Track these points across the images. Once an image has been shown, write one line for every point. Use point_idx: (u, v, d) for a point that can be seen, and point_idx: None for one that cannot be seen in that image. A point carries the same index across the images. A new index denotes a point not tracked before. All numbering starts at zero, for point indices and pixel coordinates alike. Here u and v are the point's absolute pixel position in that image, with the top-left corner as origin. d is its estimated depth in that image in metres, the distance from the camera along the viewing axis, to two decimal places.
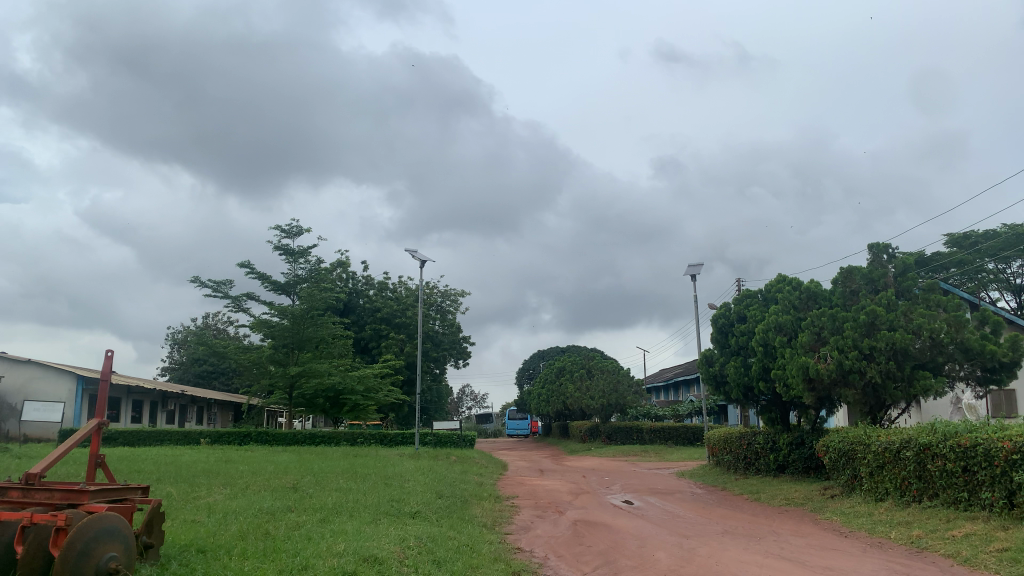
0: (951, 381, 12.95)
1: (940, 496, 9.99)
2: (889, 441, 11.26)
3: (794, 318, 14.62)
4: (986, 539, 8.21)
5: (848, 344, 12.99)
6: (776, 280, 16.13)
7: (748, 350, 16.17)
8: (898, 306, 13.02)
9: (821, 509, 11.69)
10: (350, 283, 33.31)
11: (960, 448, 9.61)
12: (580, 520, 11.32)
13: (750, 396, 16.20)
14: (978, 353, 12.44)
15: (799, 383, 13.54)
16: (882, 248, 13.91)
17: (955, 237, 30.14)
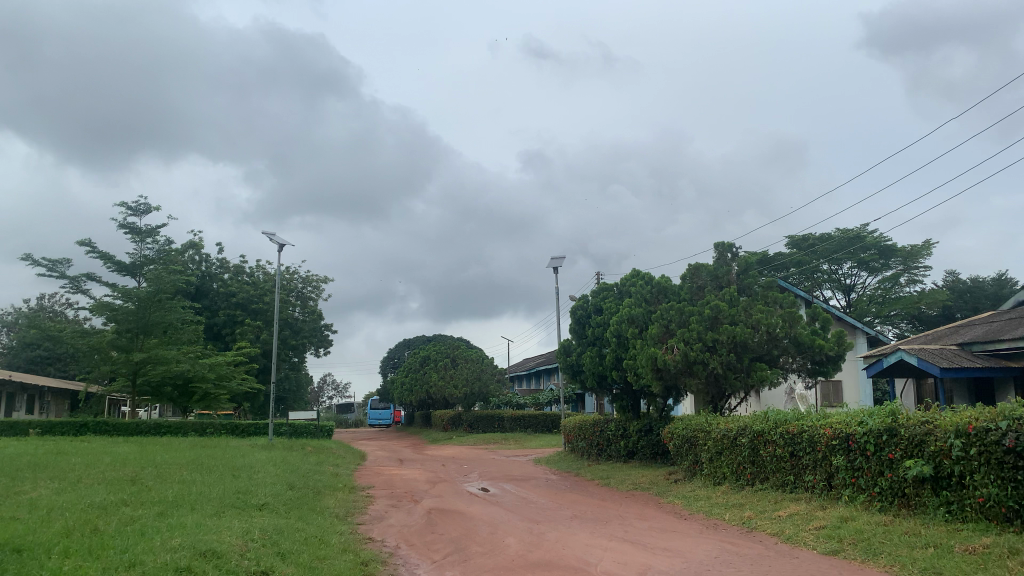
0: (785, 372, 13.97)
1: (770, 479, 10.73)
2: (727, 428, 11.98)
3: (645, 311, 15.22)
4: (807, 518, 8.89)
5: (694, 336, 13.61)
6: (630, 274, 16.71)
7: (603, 341, 16.70)
8: (740, 302, 13.84)
9: (665, 492, 12.29)
10: (203, 265, 31.70)
11: (789, 435, 10.35)
12: (435, 509, 11.33)
13: (604, 384, 16.77)
14: (809, 347, 13.49)
15: (648, 373, 14.07)
16: (727, 246, 14.73)
17: (796, 239, 32.29)
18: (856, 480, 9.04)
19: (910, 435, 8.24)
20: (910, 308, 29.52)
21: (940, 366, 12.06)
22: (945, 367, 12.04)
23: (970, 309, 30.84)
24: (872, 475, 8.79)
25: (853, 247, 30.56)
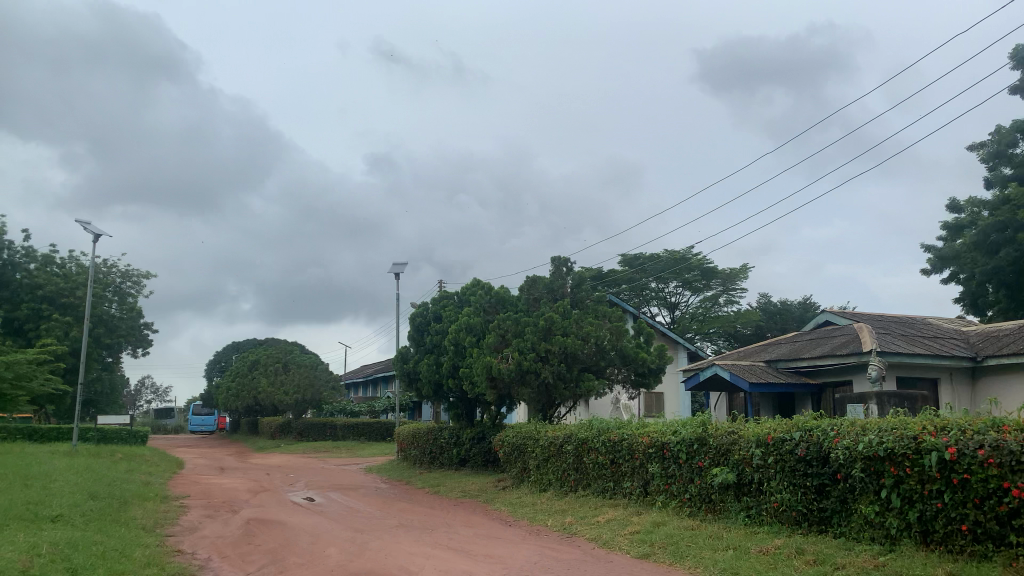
0: (611, 382, 14.66)
1: (591, 486, 11.14)
2: (554, 436, 12.31)
3: (483, 320, 15.37)
4: (623, 523, 9.28)
5: (527, 346, 13.88)
6: (470, 284, 16.87)
7: (440, 349, 16.71)
8: (572, 314, 14.33)
9: (492, 500, 12.45)
10: (4, 253, 28.73)
11: (610, 443, 10.79)
12: (254, 519, 10.84)
13: (439, 392, 16.78)
14: (633, 359, 14.31)
15: (482, 381, 14.19)
16: (563, 261, 15.20)
17: (628, 257, 33.84)
18: (669, 487, 9.56)
19: (717, 444, 8.80)
20: (727, 326, 31.78)
21: (749, 381, 13.03)
22: (753, 381, 13.03)
23: (778, 329, 33.63)
24: (682, 481, 9.33)
25: (679, 267, 32.50)
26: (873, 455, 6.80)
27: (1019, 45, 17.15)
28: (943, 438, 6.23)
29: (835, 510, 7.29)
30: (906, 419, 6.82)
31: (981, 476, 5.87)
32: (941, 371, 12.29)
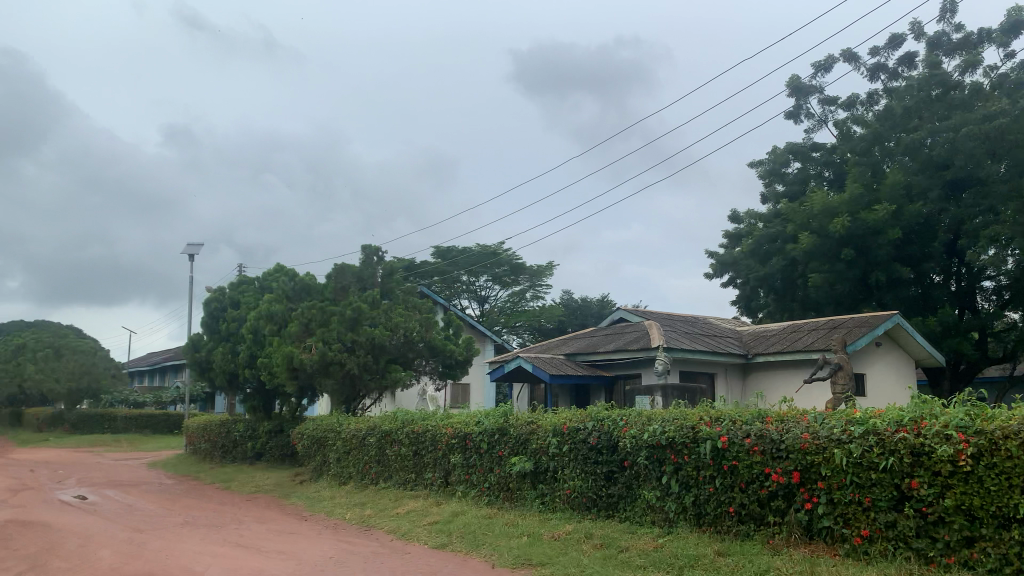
0: (417, 374, 14.67)
1: (392, 478, 11.07)
2: (356, 428, 12.08)
3: (286, 308, 14.76)
4: (422, 514, 9.29)
5: (332, 337, 13.50)
6: (273, 270, 16.15)
7: (238, 337, 15.85)
8: (381, 304, 14.15)
9: (289, 494, 12.00)
10: None
11: (413, 435, 10.76)
12: (11, 521, 9.69)
13: (235, 383, 15.93)
14: (440, 351, 14.46)
15: (283, 371, 13.61)
16: (374, 250, 14.96)
17: (439, 249, 33.96)
18: (469, 477, 9.70)
19: (517, 434, 9.04)
20: (532, 321, 32.85)
21: (550, 373, 13.51)
22: (553, 373, 13.54)
23: (579, 324, 35.26)
24: (482, 472, 9.50)
25: (489, 262, 33.11)
26: (656, 444, 7.28)
27: (794, 75, 19.10)
28: (716, 427, 6.80)
29: (621, 496, 7.73)
30: (687, 410, 7.37)
31: (747, 462, 6.47)
32: (719, 366, 13.44)
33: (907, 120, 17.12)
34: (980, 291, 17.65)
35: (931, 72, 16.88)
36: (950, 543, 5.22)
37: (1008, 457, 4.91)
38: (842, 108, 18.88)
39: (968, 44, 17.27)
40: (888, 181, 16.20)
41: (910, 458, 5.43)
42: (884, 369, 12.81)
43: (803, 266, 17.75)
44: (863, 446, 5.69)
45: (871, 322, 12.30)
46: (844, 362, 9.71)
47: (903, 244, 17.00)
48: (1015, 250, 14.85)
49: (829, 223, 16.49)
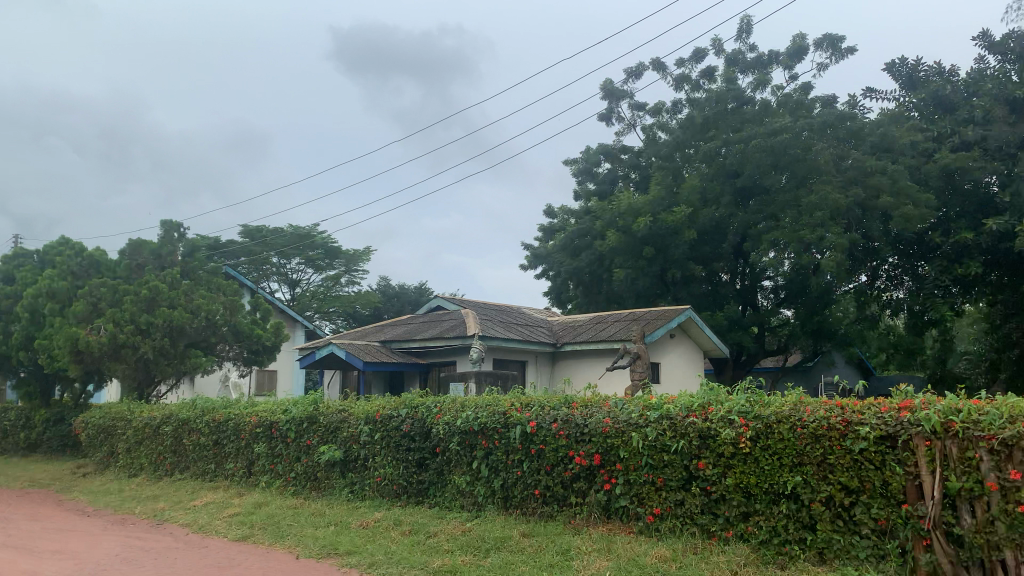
0: (220, 360, 13.91)
1: (190, 469, 10.43)
2: (150, 416, 11.24)
3: (70, 286, 13.42)
4: (222, 506, 8.82)
5: (124, 318, 12.45)
6: (56, 243, 14.63)
7: (10, 316, 14.21)
8: (182, 285, 13.26)
9: (69, 489, 10.95)
10: None
11: (214, 423, 10.19)
12: None
13: (6, 367, 14.28)
14: (247, 336, 13.82)
15: (64, 354, 12.36)
16: (175, 226, 13.97)
17: (249, 229, 32.32)
18: (275, 466, 9.35)
19: (326, 422, 8.82)
20: (346, 306, 32.17)
21: (364, 360, 13.31)
22: (367, 360, 13.34)
23: (394, 312, 35.01)
24: (289, 461, 9.19)
25: (302, 245, 31.99)
26: (468, 430, 7.39)
27: (608, 79, 20.02)
28: (526, 413, 7.01)
29: (432, 481, 7.78)
30: (497, 397, 7.54)
31: (553, 446, 6.73)
32: (530, 355, 13.85)
33: (705, 130, 18.42)
34: (760, 290, 19.49)
35: (728, 87, 18.34)
36: (729, 517, 5.73)
37: (779, 439, 5.46)
38: (650, 114, 20.06)
39: (759, 65, 18.94)
40: (687, 185, 17.44)
41: (697, 441, 5.89)
42: (677, 359, 13.82)
43: (610, 261, 18.72)
44: (658, 430, 6.10)
45: (668, 315, 13.21)
46: (644, 351, 10.36)
47: (698, 244, 18.40)
48: (790, 254, 16.54)
49: (634, 222, 17.49)
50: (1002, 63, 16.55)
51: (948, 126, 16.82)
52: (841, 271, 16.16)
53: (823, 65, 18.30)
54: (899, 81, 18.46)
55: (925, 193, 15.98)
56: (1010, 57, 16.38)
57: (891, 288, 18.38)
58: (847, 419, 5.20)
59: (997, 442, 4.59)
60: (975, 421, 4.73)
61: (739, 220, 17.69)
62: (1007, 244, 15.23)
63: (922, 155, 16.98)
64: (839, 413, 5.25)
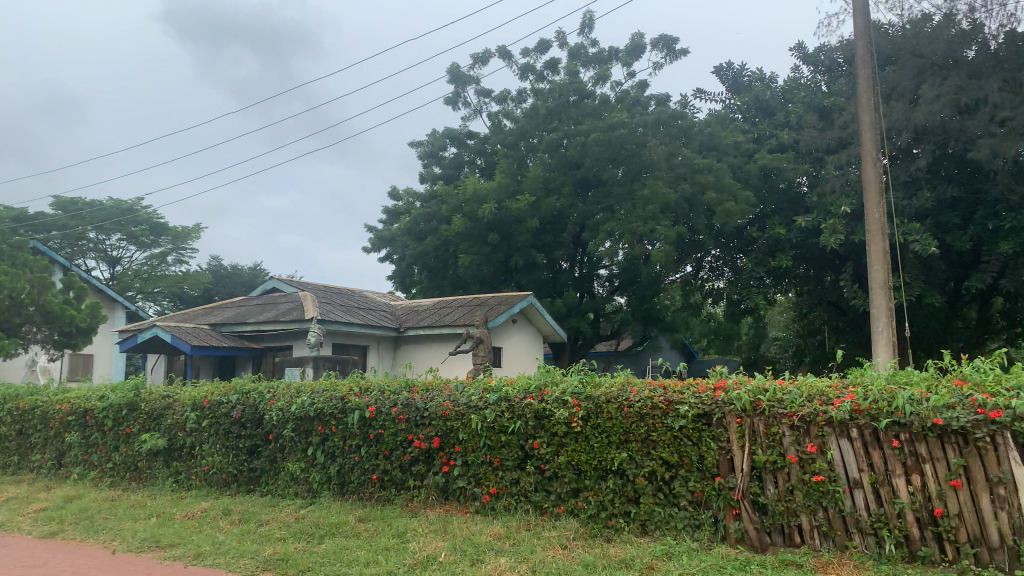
0: (26, 342, 12.71)
1: None
2: None
3: None
4: (26, 501, 8.09)
5: None
6: None
7: None
8: None
9: None
10: None
11: (18, 412, 9.30)
12: None
13: None
14: (58, 317, 12.71)
15: None
16: None
17: (62, 201, 29.63)
18: (89, 457, 8.70)
19: (149, 409, 8.29)
20: (172, 287, 30.29)
21: (192, 344, 12.60)
22: (196, 344, 12.64)
23: (227, 293, 33.41)
24: (106, 451, 8.57)
25: (124, 220, 29.76)
26: (303, 415, 7.20)
27: (454, 63, 20.01)
28: (364, 397, 6.92)
29: (264, 469, 7.52)
30: (336, 382, 7.40)
31: (391, 430, 6.70)
32: (372, 340, 13.66)
33: (548, 121, 18.87)
34: (597, 278, 20.28)
35: (570, 80, 18.90)
36: (561, 494, 5.96)
37: (609, 418, 5.72)
38: (496, 101, 20.26)
39: (600, 60, 19.63)
40: (530, 174, 17.79)
41: (533, 421, 6.07)
42: (517, 343, 14.11)
43: (453, 246, 18.77)
44: (496, 412, 6.22)
45: (510, 301, 13.46)
46: (484, 336, 10.50)
47: (540, 232, 18.85)
48: (625, 244, 17.30)
49: (478, 208, 17.61)
50: (813, 74, 18.09)
51: (766, 129, 18.19)
52: (670, 261, 17.12)
53: (658, 65, 19.23)
54: (725, 84, 19.76)
55: (745, 191, 17.21)
56: (820, 69, 17.94)
57: (713, 278, 19.70)
58: (670, 398, 5.53)
59: (798, 418, 5.05)
60: (780, 400, 5.18)
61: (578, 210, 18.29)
62: (813, 240, 16.72)
63: (743, 155, 18.18)
64: (663, 393, 5.58)
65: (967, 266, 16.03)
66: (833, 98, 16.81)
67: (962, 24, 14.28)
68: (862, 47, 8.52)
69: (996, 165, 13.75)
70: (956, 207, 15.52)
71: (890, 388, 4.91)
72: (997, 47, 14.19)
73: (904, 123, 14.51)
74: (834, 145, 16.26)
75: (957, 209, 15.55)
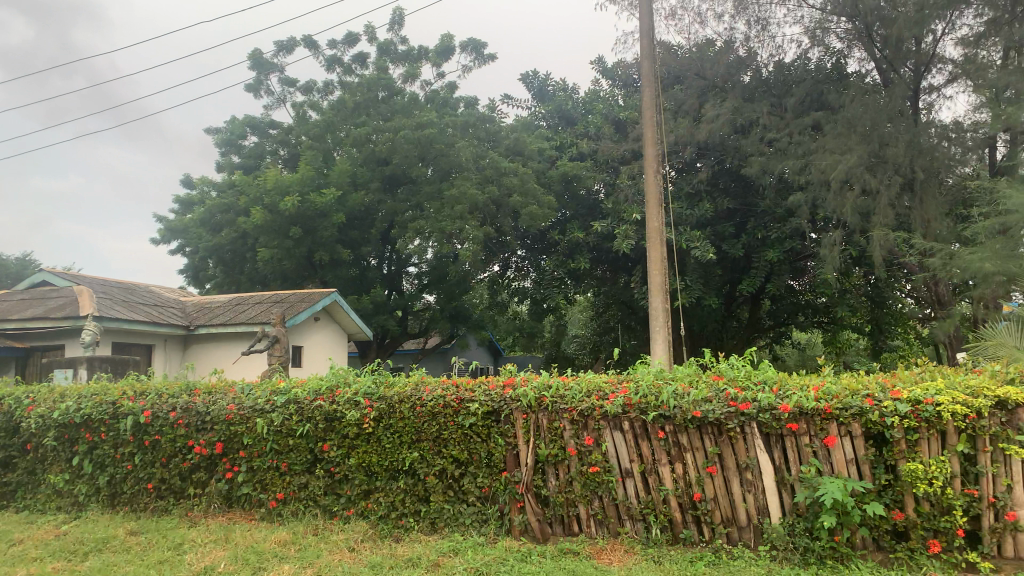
0: None
1: None
2: None
3: None
4: None
5: None
6: None
7: None
8: None
9: None
10: None
11: None
12: None
13: None
14: None
15: None
16: None
17: None
18: None
19: None
20: None
21: None
22: None
23: None
24: None
25: None
26: (67, 423, 6.59)
27: (256, 48, 19.12)
28: (139, 402, 6.45)
29: (20, 482, 6.83)
30: (107, 385, 6.85)
31: (170, 436, 6.32)
32: (158, 338, 12.76)
33: (356, 115, 18.65)
34: (405, 276, 20.22)
35: (379, 75, 18.75)
36: (351, 496, 5.90)
37: (400, 418, 5.73)
38: (301, 91, 19.63)
39: (409, 58, 19.61)
40: (337, 168, 17.40)
41: (323, 423, 5.95)
42: (319, 342, 13.72)
43: (252, 240, 17.90)
44: (284, 415, 6.04)
45: (312, 298, 13.09)
46: (281, 335, 10.12)
47: (346, 228, 18.48)
48: (433, 243, 17.33)
49: (279, 200, 16.91)
50: (612, 87, 19.19)
51: (568, 137, 19.03)
52: (477, 261, 17.45)
53: (467, 67, 19.53)
54: (531, 91, 20.49)
55: (548, 195, 17.90)
56: (617, 83, 19.06)
57: (520, 277, 20.13)
58: (460, 397, 5.63)
59: (577, 413, 5.31)
60: (562, 396, 5.42)
61: (386, 207, 18.15)
62: (609, 244, 17.73)
63: (547, 160, 18.93)
64: (454, 392, 5.67)
65: (740, 271, 17.68)
66: (628, 112, 17.90)
67: (739, 51, 15.71)
68: (645, 68, 9.10)
69: (765, 181, 15.30)
70: (732, 216, 17.08)
71: (658, 384, 5.30)
72: (767, 74, 15.75)
73: (688, 138, 15.74)
74: (629, 155, 17.33)
75: (733, 219, 17.13)
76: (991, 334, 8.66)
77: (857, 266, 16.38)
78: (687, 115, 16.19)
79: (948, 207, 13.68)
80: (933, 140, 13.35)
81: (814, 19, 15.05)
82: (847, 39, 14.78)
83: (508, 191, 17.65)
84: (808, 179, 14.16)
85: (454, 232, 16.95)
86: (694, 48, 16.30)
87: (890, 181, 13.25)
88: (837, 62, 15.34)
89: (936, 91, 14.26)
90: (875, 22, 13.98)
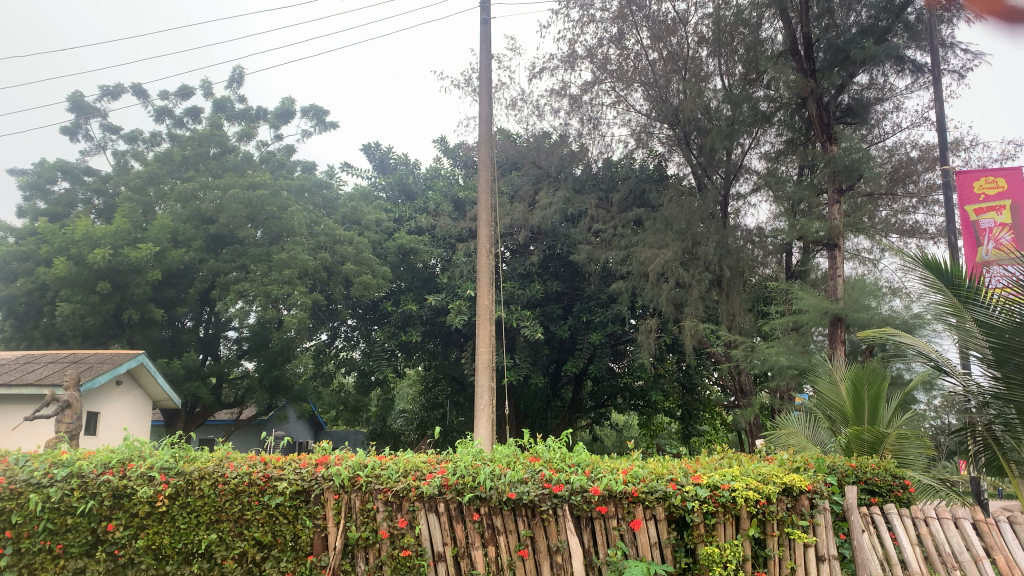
0: None
1: None
2: None
3: None
4: None
5: None
6: None
7: None
8: None
9: None
10: None
11: None
12: None
13: None
14: None
15: None
16: None
17: None
18: None
19: None
20: None
21: None
22: None
23: None
24: None
25: None
26: None
27: (76, 90, 17.92)
28: None
29: None
30: None
31: None
32: None
33: (182, 169, 17.97)
34: (224, 341, 19.16)
35: (212, 131, 18.13)
36: None
37: (199, 496, 5.33)
38: (124, 139, 18.53)
39: (246, 117, 19.13)
40: (157, 222, 16.43)
41: (110, 501, 5.42)
42: (118, 409, 12.56)
43: (52, 293, 16.38)
44: (63, 490, 5.47)
45: (115, 360, 12.08)
46: (74, 401, 9.22)
47: (161, 286, 17.35)
48: (256, 307, 16.49)
49: (88, 252, 15.65)
50: (452, 167, 19.74)
51: (407, 211, 19.17)
52: (303, 328, 16.89)
53: (307, 132, 19.34)
54: (372, 162, 20.63)
55: (382, 266, 17.79)
56: (458, 163, 19.61)
57: (348, 348, 19.69)
58: (267, 474, 5.32)
59: (392, 493, 5.15)
60: (377, 476, 5.25)
61: (208, 266, 17.24)
62: (441, 318, 17.77)
63: (384, 232, 18.87)
64: (261, 469, 5.36)
65: (564, 352, 18.27)
66: (467, 192, 18.45)
67: (572, 145, 16.59)
68: (482, 153, 9.39)
69: (591, 268, 16.04)
70: (560, 299, 17.73)
71: (475, 464, 5.28)
72: (596, 169, 16.70)
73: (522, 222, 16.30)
74: (464, 233, 17.70)
75: (560, 301, 17.77)
76: (783, 424, 9.40)
77: (671, 353, 17.41)
78: (522, 200, 16.83)
79: (749, 303, 14.93)
80: (739, 242, 14.64)
81: (639, 123, 16.20)
82: (668, 144, 16.02)
83: (342, 259, 17.50)
84: (629, 270, 15.02)
85: (280, 298, 16.34)
86: (531, 138, 17.09)
87: (699, 277, 14.26)
88: (659, 164, 16.60)
89: (743, 198, 15.74)
90: (692, 132, 15.24)
